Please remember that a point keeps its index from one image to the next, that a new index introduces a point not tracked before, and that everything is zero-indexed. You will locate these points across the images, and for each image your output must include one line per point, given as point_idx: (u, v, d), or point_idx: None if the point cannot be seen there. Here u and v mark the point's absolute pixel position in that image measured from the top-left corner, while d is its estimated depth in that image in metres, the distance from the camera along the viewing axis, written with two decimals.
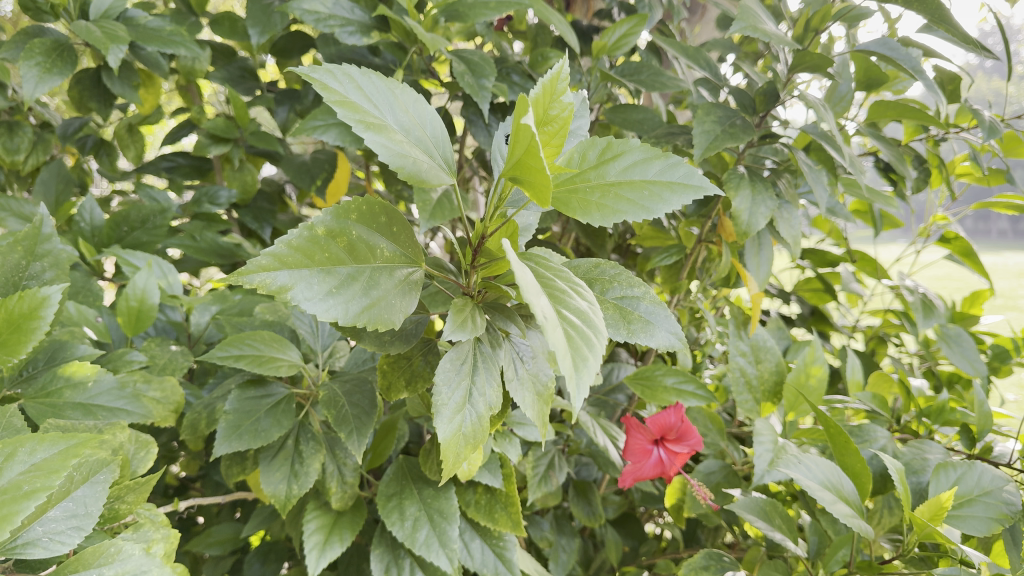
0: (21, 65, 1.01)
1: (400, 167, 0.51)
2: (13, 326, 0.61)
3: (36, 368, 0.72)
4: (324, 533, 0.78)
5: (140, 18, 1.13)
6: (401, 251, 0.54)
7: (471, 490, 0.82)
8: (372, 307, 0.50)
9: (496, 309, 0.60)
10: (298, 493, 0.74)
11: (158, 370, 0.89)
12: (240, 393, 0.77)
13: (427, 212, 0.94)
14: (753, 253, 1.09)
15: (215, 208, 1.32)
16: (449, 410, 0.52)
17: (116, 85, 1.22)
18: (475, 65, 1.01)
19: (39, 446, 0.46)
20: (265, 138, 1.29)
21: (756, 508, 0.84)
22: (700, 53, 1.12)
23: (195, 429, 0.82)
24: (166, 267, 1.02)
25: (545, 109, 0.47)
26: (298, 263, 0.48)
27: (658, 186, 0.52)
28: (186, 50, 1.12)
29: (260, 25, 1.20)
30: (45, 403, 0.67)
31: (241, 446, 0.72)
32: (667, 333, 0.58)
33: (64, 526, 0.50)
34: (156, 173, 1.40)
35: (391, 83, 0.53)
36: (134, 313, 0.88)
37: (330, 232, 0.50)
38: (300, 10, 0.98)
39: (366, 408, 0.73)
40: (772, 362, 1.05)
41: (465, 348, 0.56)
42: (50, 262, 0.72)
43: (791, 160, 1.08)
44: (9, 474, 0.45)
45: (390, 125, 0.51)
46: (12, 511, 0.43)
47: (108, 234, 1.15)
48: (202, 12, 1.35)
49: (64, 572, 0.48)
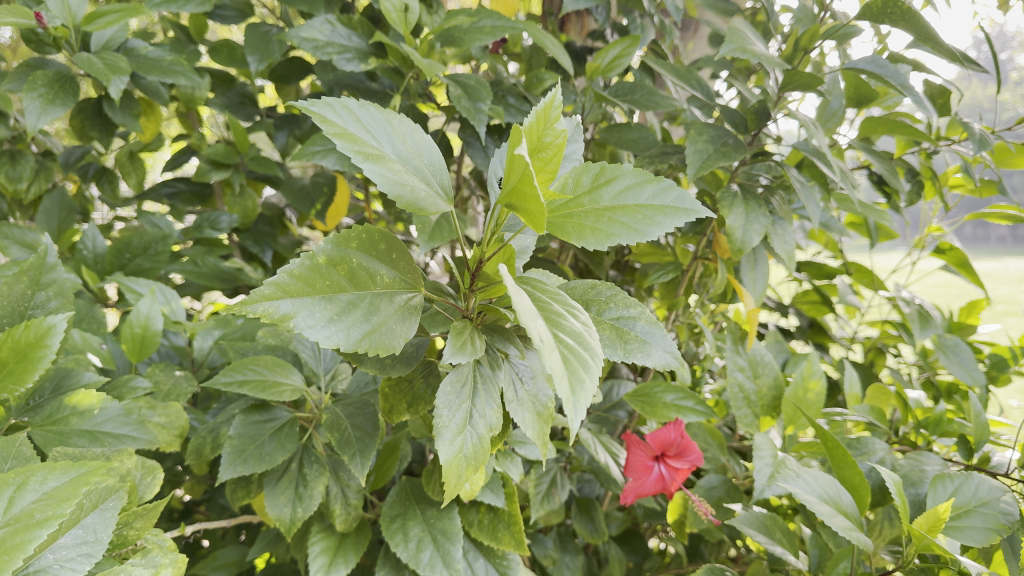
0: (24, 97, 1.02)
1: (398, 196, 0.52)
2: (19, 355, 0.62)
3: (42, 397, 0.73)
4: (328, 555, 0.78)
5: (141, 48, 1.14)
6: (401, 277, 0.56)
7: (474, 509, 0.82)
8: (372, 332, 0.51)
9: (495, 330, 0.62)
10: (303, 517, 0.75)
11: (162, 396, 0.90)
12: (243, 418, 0.78)
13: (426, 234, 0.95)
14: (749, 269, 1.10)
15: (217, 233, 1.32)
16: (449, 432, 0.53)
17: (117, 115, 1.23)
18: (471, 88, 1.02)
19: (50, 475, 0.49)
20: (265, 164, 1.30)
21: (756, 522, 0.85)
22: (692, 73, 1.14)
23: (199, 454, 0.83)
24: (169, 293, 1.03)
25: (540, 136, 0.48)
26: (301, 291, 0.49)
27: (650, 210, 0.53)
28: (186, 79, 1.13)
29: (258, 53, 1.21)
30: (51, 430, 0.67)
31: (245, 471, 0.72)
32: (663, 352, 0.59)
33: (74, 553, 0.51)
34: (157, 199, 1.41)
35: (390, 114, 0.54)
36: (138, 339, 0.89)
37: (330, 260, 0.51)
38: (298, 38, 0.99)
39: (368, 430, 0.74)
40: (770, 376, 1.06)
41: (465, 370, 0.57)
42: (55, 291, 0.73)
43: (784, 177, 1.10)
44: (22, 503, 0.47)
45: (388, 154, 0.53)
46: (24, 539, 0.44)
47: (111, 261, 1.16)
48: (201, 40, 1.37)
49: None
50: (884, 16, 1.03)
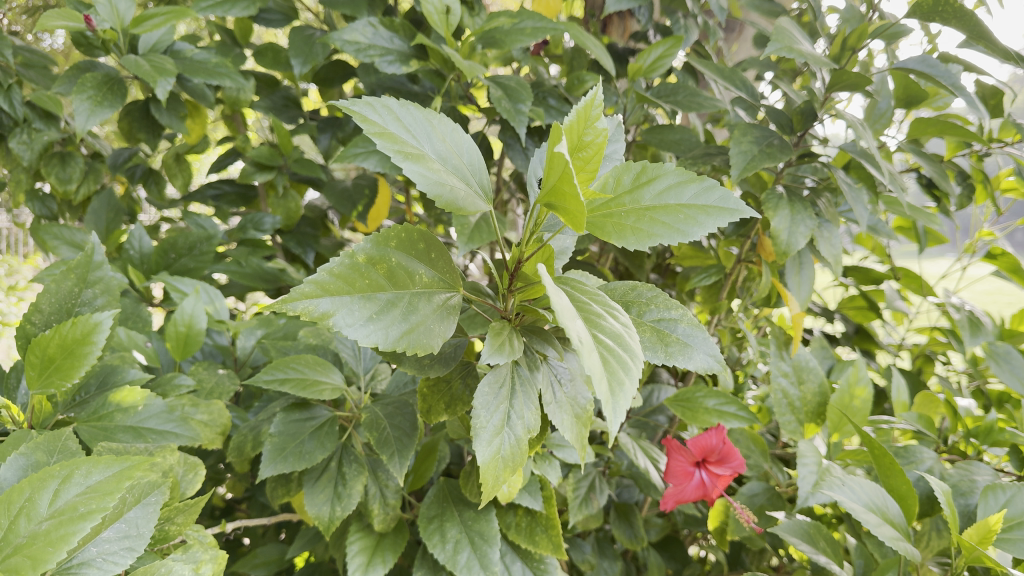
0: (74, 99, 1.04)
1: (436, 196, 0.52)
2: (67, 351, 0.64)
3: (88, 393, 0.75)
4: (366, 555, 0.78)
5: (187, 50, 1.15)
6: (441, 277, 0.55)
7: (512, 512, 0.82)
8: (411, 331, 0.51)
9: (533, 331, 0.62)
10: (342, 515, 0.75)
11: (205, 394, 0.91)
12: (284, 416, 0.78)
13: (464, 236, 0.95)
14: (794, 273, 1.08)
15: (261, 234, 1.33)
16: (487, 433, 0.54)
17: (164, 117, 1.25)
18: (511, 90, 1.01)
19: (94, 469, 0.50)
20: (308, 166, 1.31)
21: (800, 531, 0.83)
22: (736, 73, 1.12)
23: (241, 451, 0.84)
24: (214, 293, 1.04)
25: (580, 135, 0.48)
26: (340, 290, 0.49)
27: (693, 210, 0.52)
28: (231, 82, 1.14)
29: (302, 56, 1.22)
30: (97, 426, 0.69)
31: (286, 469, 0.73)
32: (706, 355, 0.57)
33: (116, 546, 0.52)
34: (202, 201, 1.43)
35: (431, 113, 0.54)
36: (182, 337, 0.90)
37: (370, 258, 0.51)
38: (341, 40, 1.00)
39: (407, 429, 0.74)
40: (815, 383, 1.04)
41: (503, 370, 0.58)
42: (101, 289, 0.74)
43: (831, 178, 1.07)
44: (67, 496, 0.49)
45: (428, 154, 0.52)
46: (68, 532, 0.47)
47: (156, 261, 1.17)
48: (246, 43, 1.38)
49: None
50: (935, 15, 1.01)
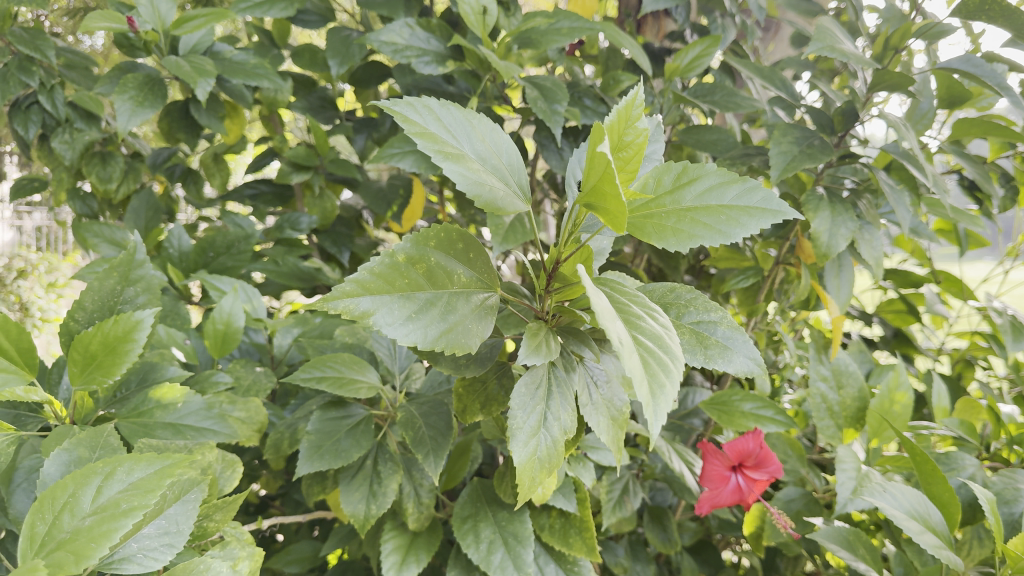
0: (116, 99, 1.06)
1: (476, 196, 0.52)
2: (109, 348, 0.66)
3: (129, 389, 0.76)
4: (400, 553, 0.79)
5: (227, 51, 1.16)
6: (479, 277, 0.55)
7: (546, 513, 0.81)
8: (449, 331, 0.51)
9: (570, 332, 0.62)
10: (377, 514, 0.75)
11: (243, 391, 0.92)
12: (321, 414, 0.79)
13: (499, 236, 0.95)
14: (833, 275, 1.07)
15: (297, 234, 1.34)
16: (524, 434, 0.54)
17: (204, 117, 1.27)
18: (547, 90, 1.01)
19: (136, 466, 0.51)
20: (343, 166, 1.32)
21: (839, 538, 0.82)
22: (776, 73, 1.11)
23: (278, 448, 0.84)
24: (252, 291, 1.04)
25: (620, 135, 0.48)
26: (380, 289, 0.50)
27: (735, 211, 0.51)
28: (270, 82, 1.15)
29: (340, 57, 1.23)
30: (137, 422, 0.70)
31: (322, 466, 0.73)
32: (746, 358, 0.57)
33: (156, 543, 0.53)
34: (240, 201, 1.45)
35: (470, 113, 0.54)
36: (220, 335, 0.91)
37: (409, 258, 0.52)
38: (378, 41, 1.01)
39: (442, 429, 0.74)
40: (855, 387, 1.02)
41: (540, 372, 0.58)
42: (143, 287, 0.74)
43: (873, 180, 1.06)
44: (110, 492, 0.50)
45: (468, 154, 0.53)
46: (110, 528, 0.48)
47: (195, 259, 1.19)
48: (284, 44, 1.39)
49: None
50: (981, 14, 0.99)
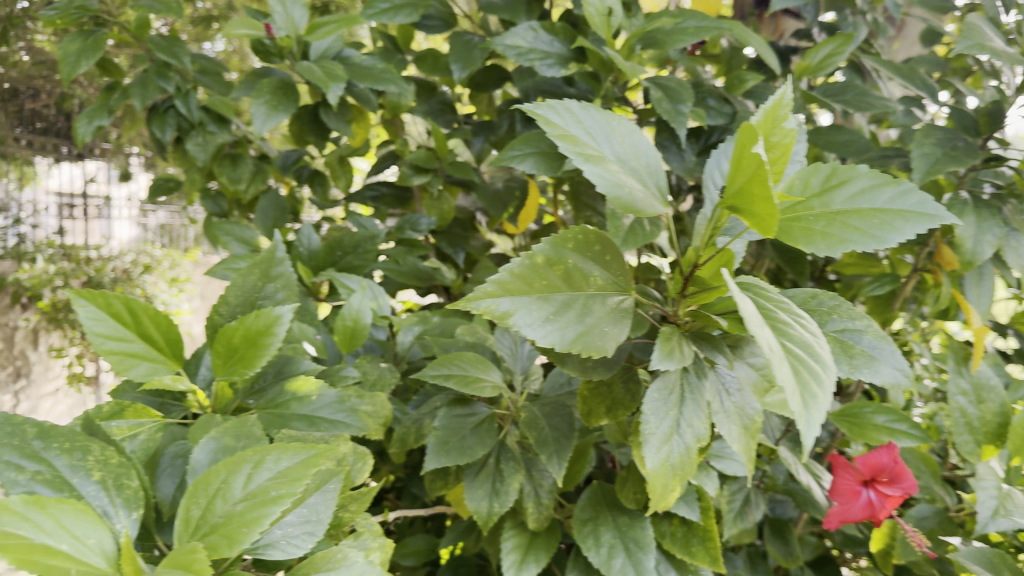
0: (251, 104, 1.10)
1: (615, 198, 0.51)
2: (251, 342, 0.70)
3: (266, 381, 0.80)
4: (520, 552, 0.80)
5: (355, 57, 1.19)
6: (616, 279, 0.55)
7: (667, 520, 0.80)
8: (586, 333, 0.51)
9: (702, 338, 0.59)
10: (499, 512, 0.76)
11: (369, 386, 0.95)
12: (447, 411, 0.80)
13: (621, 238, 0.95)
14: (974, 284, 1.03)
15: (417, 235, 1.36)
16: (656, 440, 0.55)
17: (332, 120, 1.30)
18: (672, 90, 1.00)
19: (283, 455, 0.53)
20: (461, 169, 1.33)
21: (981, 559, 0.78)
22: (914, 72, 1.07)
23: (404, 443, 0.86)
24: (377, 289, 1.04)
25: (767, 135, 0.47)
26: (519, 289, 0.50)
27: (889, 214, 0.49)
28: (396, 87, 1.17)
29: (462, 60, 1.24)
30: (274, 413, 0.73)
31: (448, 463, 0.75)
32: (893, 369, 0.54)
33: (298, 530, 0.56)
34: (361, 202, 1.49)
35: (611, 114, 0.54)
36: (348, 331, 0.95)
37: (548, 260, 0.52)
38: (503, 45, 1.02)
39: (565, 430, 0.74)
40: (997, 402, 0.97)
41: (672, 377, 0.58)
42: (282, 284, 0.78)
43: (1020, 183, 1.00)
44: (259, 480, 0.52)
45: (607, 156, 0.52)
46: (260, 514, 0.50)
47: (324, 258, 1.21)
48: (407, 49, 1.42)
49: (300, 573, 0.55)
50: None
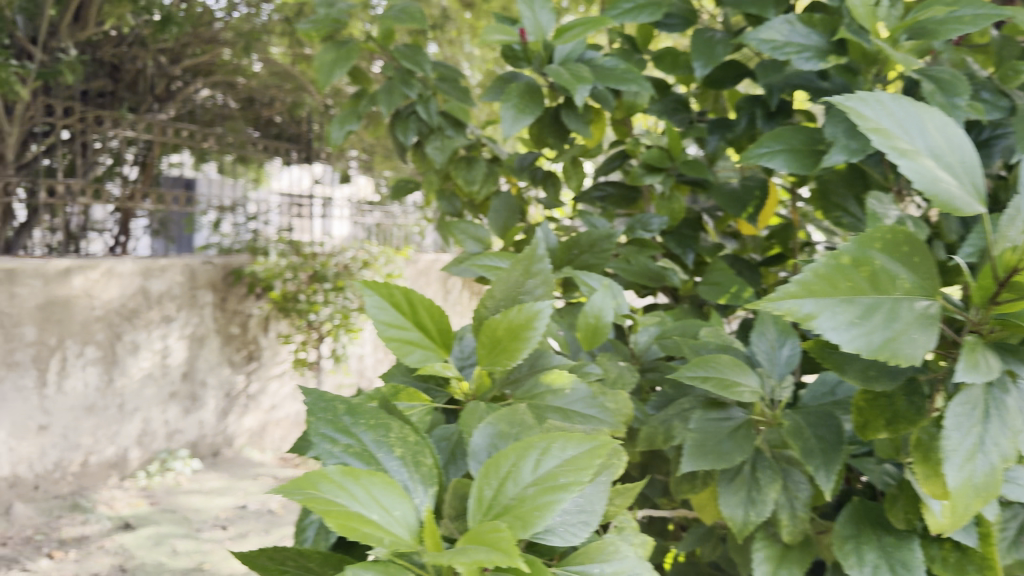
0: (501, 107, 1.14)
1: (932, 194, 0.51)
2: (513, 335, 0.75)
3: (521, 372, 0.83)
4: (772, 564, 0.79)
5: (598, 58, 1.21)
6: (923, 283, 0.53)
7: (937, 544, 0.74)
8: (892, 339, 0.51)
9: (1006, 351, 0.57)
10: (755, 521, 0.76)
11: (611, 384, 0.96)
12: (701, 413, 0.79)
13: None
14: None
15: (648, 234, 1.35)
16: (958, 458, 0.53)
17: (573, 122, 1.28)
18: (946, 82, 0.93)
19: (568, 444, 0.55)
20: (696, 167, 1.31)
21: None
22: None
23: (651, 442, 0.86)
24: (616, 288, 1.03)
25: None
26: (824, 290, 0.51)
27: None
28: (637, 87, 1.17)
29: (703, 58, 1.23)
30: (531, 404, 0.77)
31: (705, 466, 0.75)
32: None
33: (575, 519, 0.57)
34: (589, 202, 1.51)
35: (924, 106, 0.53)
36: (590, 328, 0.96)
37: (853, 260, 0.52)
38: (756, 40, 1.00)
39: (832, 442, 0.73)
40: None
41: (975, 392, 0.55)
42: (541, 280, 0.81)
43: None
44: (547, 466, 0.55)
45: (920, 149, 0.51)
46: (551, 500, 0.53)
47: (561, 256, 1.19)
48: (644, 49, 1.43)
49: (575, 561, 0.58)
50: None
